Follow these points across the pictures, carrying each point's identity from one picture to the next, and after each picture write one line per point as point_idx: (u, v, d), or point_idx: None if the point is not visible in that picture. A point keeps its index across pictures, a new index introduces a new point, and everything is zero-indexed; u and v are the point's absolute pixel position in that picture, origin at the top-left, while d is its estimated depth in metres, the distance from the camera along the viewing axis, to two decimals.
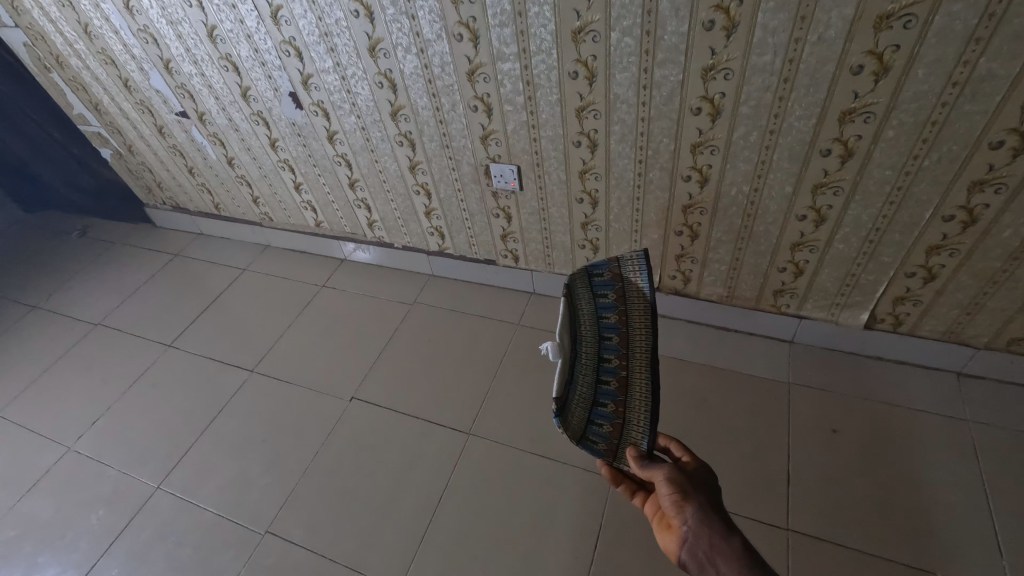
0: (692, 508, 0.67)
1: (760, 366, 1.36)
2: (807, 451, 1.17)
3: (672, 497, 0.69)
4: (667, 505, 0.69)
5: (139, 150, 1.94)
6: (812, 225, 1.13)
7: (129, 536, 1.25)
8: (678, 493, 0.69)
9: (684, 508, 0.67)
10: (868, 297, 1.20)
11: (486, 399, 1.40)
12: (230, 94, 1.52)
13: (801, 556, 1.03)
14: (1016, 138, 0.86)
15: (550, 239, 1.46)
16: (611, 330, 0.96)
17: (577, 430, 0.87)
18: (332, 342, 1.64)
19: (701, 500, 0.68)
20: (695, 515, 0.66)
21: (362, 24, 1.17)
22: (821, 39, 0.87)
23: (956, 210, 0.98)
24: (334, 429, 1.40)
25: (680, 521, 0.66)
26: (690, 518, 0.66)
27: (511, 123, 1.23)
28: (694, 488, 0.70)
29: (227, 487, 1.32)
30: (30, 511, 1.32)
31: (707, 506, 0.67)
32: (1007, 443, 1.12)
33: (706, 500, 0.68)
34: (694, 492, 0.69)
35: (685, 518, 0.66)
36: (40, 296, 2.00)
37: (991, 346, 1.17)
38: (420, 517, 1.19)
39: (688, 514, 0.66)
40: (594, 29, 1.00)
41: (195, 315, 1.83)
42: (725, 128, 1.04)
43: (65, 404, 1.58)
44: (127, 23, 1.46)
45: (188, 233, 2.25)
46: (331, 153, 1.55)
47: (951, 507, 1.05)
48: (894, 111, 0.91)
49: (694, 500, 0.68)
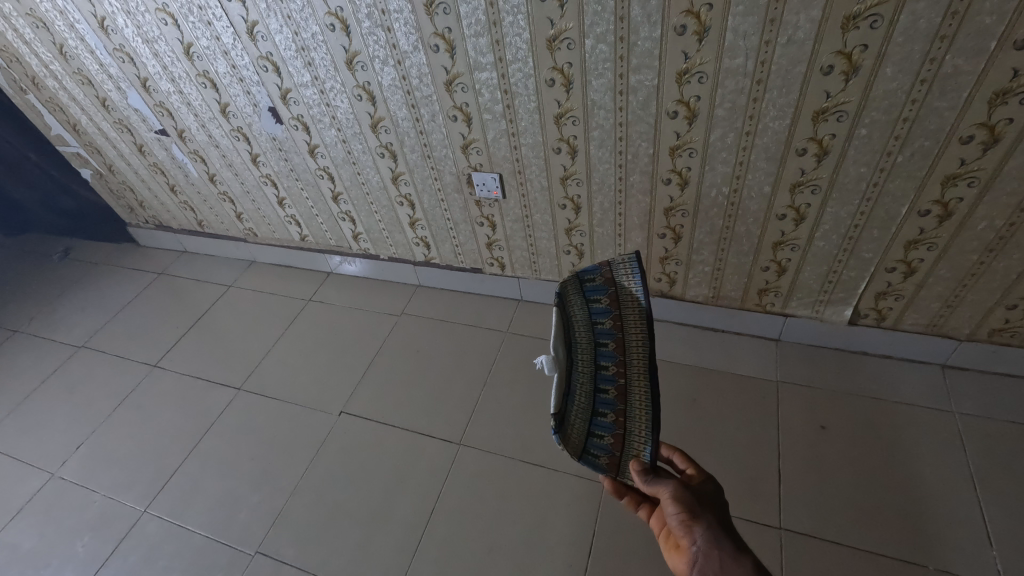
0: (701, 528, 0.66)
1: (748, 366, 1.36)
2: (799, 450, 1.17)
3: (679, 516, 0.68)
4: (674, 525, 0.69)
5: (120, 169, 1.93)
6: (792, 224, 1.14)
7: (115, 561, 1.23)
8: (685, 512, 0.68)
9: (692, 528, 0.67)
10: (850, 293, 1.21)
11: (475, 409, 1.39)
12: (209, 111, 1.51)
13: (796, 555, 1.02)
14: (985, 132, 0.88)
15: (536, 245, 1.46)
16: (606, 337, 0.93)
17: (578, 444, 0.81)
18: (319, 357, 1.63)
19: (709, 518, 0.67)
20: (704, 535, 0.65)
21: (339, 37, 1.17)
22: (791, 40, 0.88)
23: (931, 205, 1.00)
24: (322, 445, 1.38)
25: (690, 542, 0.66)
26: (699, 538, 0.66)
27: (490, 132, 1.23)
28: (702, 505, 0.70)
29: (215, 508, 1.30)
30: (14, 540, 1.30)
31: (716, 525, 0.67)
32: (993, 433, 1.13)
33: (713, 518, 0.68)
34: (702, 511, 0.68)
35: (694, 538, 0.66)
36: (22, 320, 1.97)
37: (974, 337, 1.18)
38: (412, 532, 1.18)
39: (697, 534, 0.66)
40: (568, 37, 1.00)
41: (181, 334, 1.81)
42: (701, 131, 1.05)
43: (48, 429, 1.55)
44: (103, 43, 1.45)
45: (172, 251, 2.23)
46: (313, 167, 1.55)
47: (941, 499, 1.06)
48: (866, 110, 0.92)
49: (702, 519, 0.67)
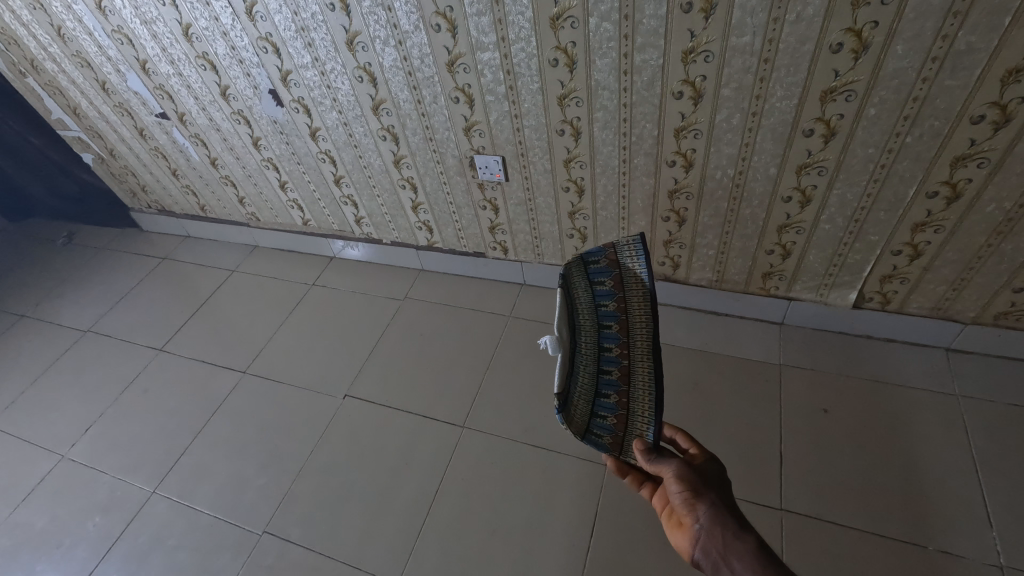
0: (704, 506, 0.67)
1: (751, 350, 1.36)
2: (801, 433, 1.18)
3: (682, 495, 0.69)
4: (677, 504, 0.69)
5: (122, 154, 1.92)
6: (798, 207, 1.13)
7: (126, 540, 1.25)
8: (688, 491, 0.69)
9: (695, 507, 0.67)
10: (855, 276, 1.21)
11: (478, 393, 1.40)
12: (209, 94, 1.50)
13: (797, 536, 1.03)
14: (996, 111, 0.86)
15: (539, 229, 1.46)
16: (610, 319, 0.92)
17: (581, 424, 0.82)
18: (323, 341, 1.64)
19: (713, 497, 0.68)
20: (707, 514, 0.66)
21: (339, 17, 1.16)
22: (800, 17, 0.86)
23: (940, 186, 0.98)
24: (327, 428, 1.40)
25: (692, 520, 0.66)
26: (702, 516, 0.66)
27: (493, 114, 1.22)
28: (705, 484, 0.70)
29: (223, 489, 1.31)
30: (27, 519, 1.32)
31: (719, 504, 0.67)
32: (997, 416, 1.13)
33: (717, 497, 0.68)
34: (706, 490, 0.68)
35: (697, 517, 0.66)
36: (28, 304, 1.98)
37: (979, 320, 1.18)
38: (415, 513, 1.20)
39: (700, 513, 0.66)
40: (572, 15, 0.99)
41: (185, 318, 1.82)
42: (707, 112, 1.04)
43: (57, 411, 1.57)
44: (101, 24, 1.43)
45: (175, 236, 2.23)
46: (315, 150, 1.54)
47: (941, 481, 1.06)
48: (875, 89, 0.90)
49: (706, 499, 0.67)
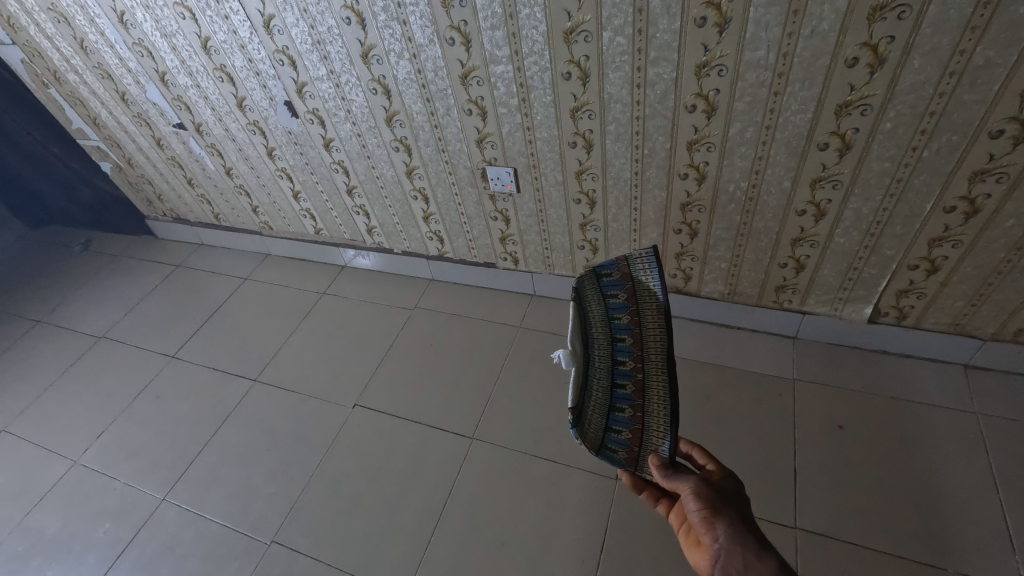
0: (723, 525, 0.65)
1: (764, 363, 1.34)
2: (815, 450, 1.16)
3: (701, 513, 0.68)
4: (695, 522, 0.68)
5: (139, 163, 1.95)
6: (811, 220, 1.12)
7: (136, 547, 1.25)
8: (707, 510, 0.68)
9: (714, 525, 0.66)
10: (871, 291, 1.19)
11: (487, 404, 1.40)
12: (226, 105, 1.52)
13: (813, 556, 1.01)
14: (1016, 126, 0.85)
15: (549, 240, 1.46)
16: (623, 332, 0.92)
17: (595, 439, 0.82)
18: (333, 350, 1.64)
19: (732, 516, 0.66)
20: (727, 533, 0.65)
21: (354, 30, 1.17)
22: (814, 32, 0.86)
23: (958, 201, 0.97)
24: (336, 437, 1.40)
25: (711, 539, 0.65)
26: (722, 535, 0.65)
27: (505, 126, 1.22)
28: (723, 502, 0.69)
29: (232, 497, 1.32)
30: (39, 524, 1.33)
31: (738, 522, 0.66)
32: (1018, 435, 1.10)
33: (736, 515, 0.66)
34: (724, 508, 0.67)
35: (716, 536, 0.65)
36: (44, 310, 2.01)
37: (998, 337, 1.15)
38: (424, 525, 1.19)
39: (719, 531, 0.65)
40: (585, 29, 0.99)
41: (198, 326, 1.84)
42: (720, 125, 1.04)
43: (71, 417, 1.59)
44: (123, 37, 1.46)
45: (189, 244, 2.26)
46: (328, 161, 1.55)
47: (961, 501, 1.04)
48: (891, 103, 0.90)
49: (725, 517, 0.66)
